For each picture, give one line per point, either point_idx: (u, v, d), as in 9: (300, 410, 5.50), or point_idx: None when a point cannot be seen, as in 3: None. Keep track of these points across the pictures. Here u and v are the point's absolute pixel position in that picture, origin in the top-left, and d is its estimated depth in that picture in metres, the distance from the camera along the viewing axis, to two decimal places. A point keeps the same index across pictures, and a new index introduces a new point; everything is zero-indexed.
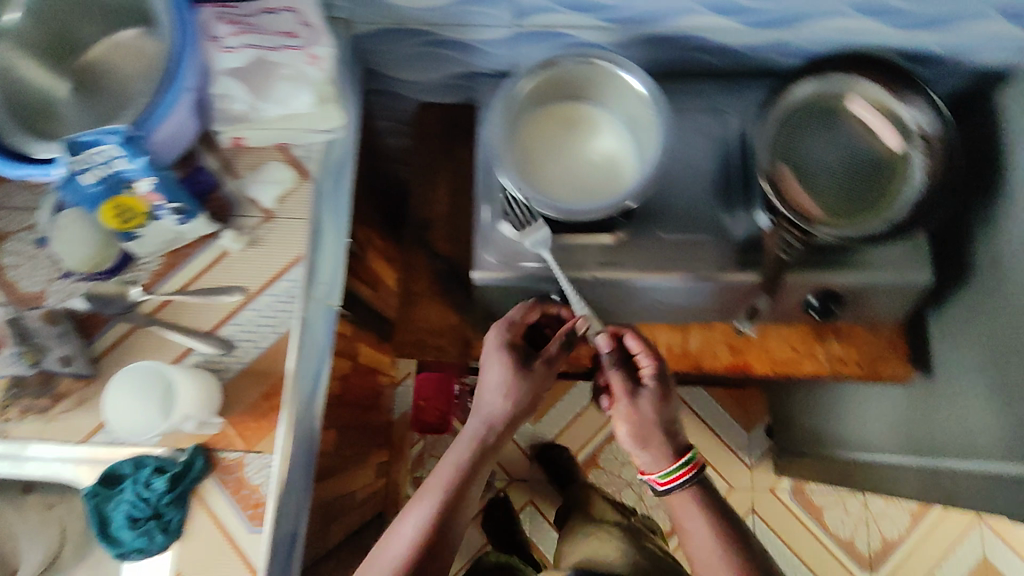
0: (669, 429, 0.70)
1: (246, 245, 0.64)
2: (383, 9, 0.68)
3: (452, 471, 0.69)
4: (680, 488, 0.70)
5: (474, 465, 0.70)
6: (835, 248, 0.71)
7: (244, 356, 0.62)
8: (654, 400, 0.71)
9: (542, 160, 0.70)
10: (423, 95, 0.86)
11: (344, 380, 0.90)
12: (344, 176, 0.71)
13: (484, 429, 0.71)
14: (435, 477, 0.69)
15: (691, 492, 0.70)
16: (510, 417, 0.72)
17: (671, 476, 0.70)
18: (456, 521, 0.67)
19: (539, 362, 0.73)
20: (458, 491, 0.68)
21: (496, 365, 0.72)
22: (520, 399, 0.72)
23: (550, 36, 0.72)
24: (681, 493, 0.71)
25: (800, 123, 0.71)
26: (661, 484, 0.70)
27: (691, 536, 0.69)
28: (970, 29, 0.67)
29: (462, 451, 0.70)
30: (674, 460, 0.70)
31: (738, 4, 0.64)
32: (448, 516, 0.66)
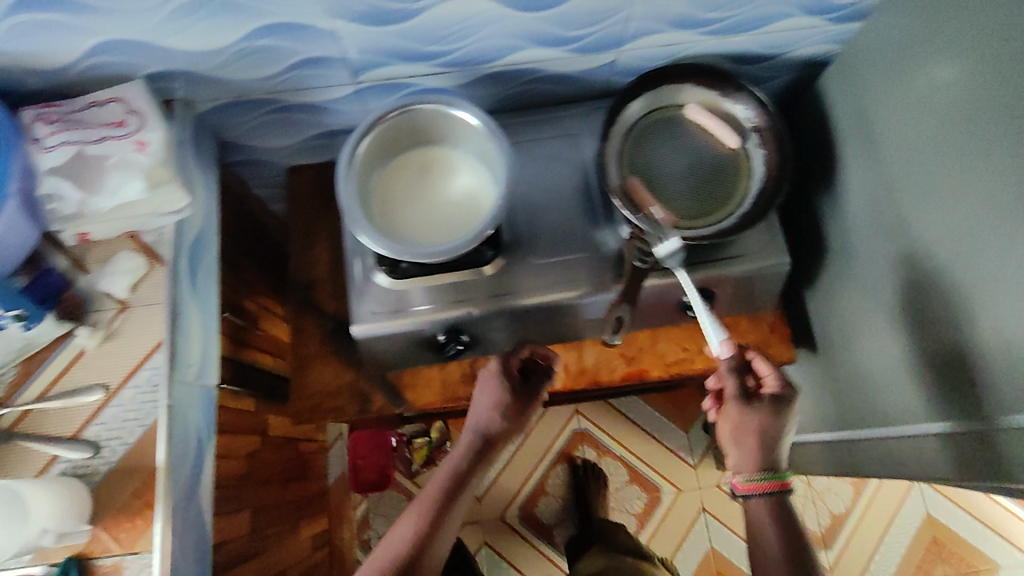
0: (772, 439, 0.65)
1: (102, 340, 0.64)
2: (217, 86, 0.69)
3: (441, 484, 0.67)
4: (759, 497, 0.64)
5: (463, 477, 0.68)
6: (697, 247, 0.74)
7: (112, 455, 0.62)
8: (757, 414, 0.65)
9: (399, 211, 0.69)
10: (289, 160, 0.87)
11: (250, 456, 0.87)
12: (202, 257, 0.71)
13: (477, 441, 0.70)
14: (427, 488, 0.67)
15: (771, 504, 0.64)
16: (498, 438, 0.70)
17: (755, 482, 0.64)
18: (438, 534, 0.63)
19: (528, 392, 0.73)
20: (441, 501, 0.65)
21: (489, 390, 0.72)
22: (512, 420, 0.71)
23: (393, 88, 0.73)
24: (760, 503, 0.65)
25: (646, 135, 0.75)
26: (743, 488, 0.65)
27: (759, 543, 0.63)
28: (780, 28, 0.71)
29: (456, 461, 0.69)
30: (761, 467, 0.64)
31: (558, 34, 0.67)
32: (431, 525, 0.63)
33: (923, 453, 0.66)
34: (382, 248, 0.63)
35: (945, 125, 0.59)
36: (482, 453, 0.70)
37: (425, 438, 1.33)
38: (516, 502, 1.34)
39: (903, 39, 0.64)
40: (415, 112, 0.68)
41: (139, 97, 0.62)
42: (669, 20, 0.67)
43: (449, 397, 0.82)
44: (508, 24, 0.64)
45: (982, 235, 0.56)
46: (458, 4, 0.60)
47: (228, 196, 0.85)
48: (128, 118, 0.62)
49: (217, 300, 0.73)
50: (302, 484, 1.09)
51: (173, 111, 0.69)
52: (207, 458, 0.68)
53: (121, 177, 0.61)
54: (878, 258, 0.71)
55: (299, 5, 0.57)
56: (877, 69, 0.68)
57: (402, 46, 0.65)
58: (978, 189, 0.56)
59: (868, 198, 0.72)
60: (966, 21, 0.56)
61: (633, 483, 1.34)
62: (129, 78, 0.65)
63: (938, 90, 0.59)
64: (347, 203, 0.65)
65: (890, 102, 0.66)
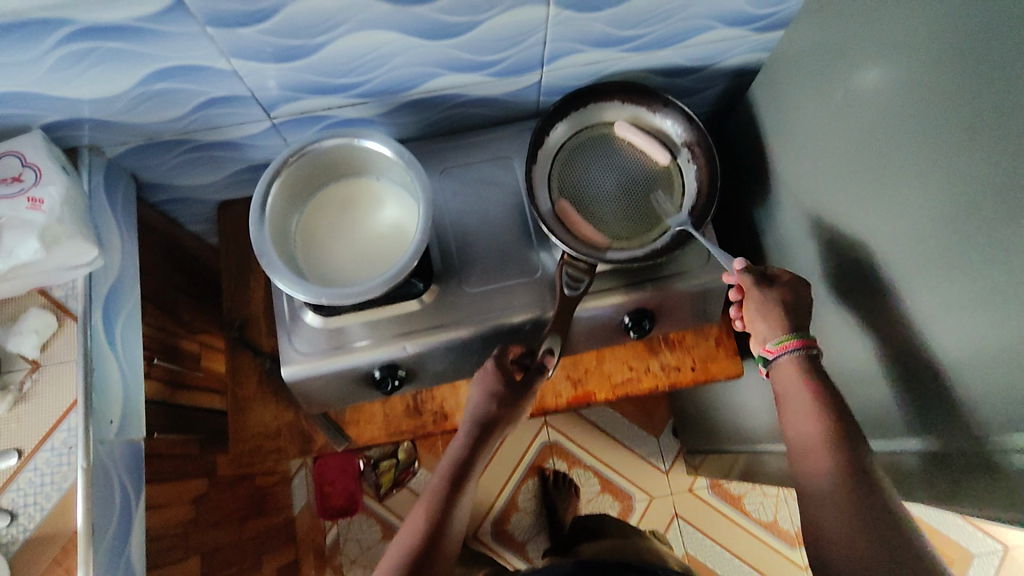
0: (793, 309, 0.62)
1: (15, 403, 0.62)
2: (125, 130, 0.66)
3: (445, 475, 0.66)
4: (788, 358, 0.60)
5: (466, 467, 0.67)
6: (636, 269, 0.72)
7: (28, 521, 0.59)
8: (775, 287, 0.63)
9: (322, 247, 0.67)
10: (218, 195, 0.85)
11: (198, 499, 0.84)
12: (120, 306, 0.69)
13: (472, 434, 0.68)
14: (433, 480, 0.67)
15: (798, 366, 0.59)
16: (497, 424, 0.68)
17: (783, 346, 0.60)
18: (450, 525, 0.63)
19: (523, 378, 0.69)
20: (447, 492, 0.65)
21: (479, 382, 0.69)
22: (509, 407, 0.68)
23: (312, 121, 0.72)
24: (789, 366, 0.60)
25: (575, 156, 0.73)
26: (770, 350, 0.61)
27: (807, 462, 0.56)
28: (702, 41, 0.70)
29: (456, 451, 0.68)
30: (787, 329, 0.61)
31: (472, 61, 0.65)
32: (440, 516, 0.63)
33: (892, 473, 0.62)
34: (300, 292, 0.61)
35: (864, 136, 0.58)
36: (481, 440, 0.68)
37: (393, 460, 1.28)
38: (488, 518, 1.29)
39: (820, 48, 0.63)
40: (328, 145, 0.65)
41: (36, 149, 0.61)
42: (585, 40, 0.66)
43: (393, 430, 0.80)
44: (418, 54, 0.62)
45: (903, 248, 0.55)
46: (360, 37, 0.58)
47: (155, 237, 0.82)
48: (26, 171, 0.60)
49: (139, 350, 0.72)
50: (265, 518, 1.06)
51: (80, 158, 0.68)
52: (137, 510, 0.67)
53: (17, 235, 0.57)
54: (813, 268, 0.70)
55: (192, 46, 0.55)
56: (798, 78, 0.67)
57: (312, 81, 0.64)
58: (899, 201, 0.55)
59: (801, 207, 0.71)
60: (875, 31, 0.55)
61: (605, 492, 1.31)
62: (27, 128, 0.63)
63: (857, 100, 0.58)
64: (262, 247, 0.62)
65: (813, 111, 0.65)
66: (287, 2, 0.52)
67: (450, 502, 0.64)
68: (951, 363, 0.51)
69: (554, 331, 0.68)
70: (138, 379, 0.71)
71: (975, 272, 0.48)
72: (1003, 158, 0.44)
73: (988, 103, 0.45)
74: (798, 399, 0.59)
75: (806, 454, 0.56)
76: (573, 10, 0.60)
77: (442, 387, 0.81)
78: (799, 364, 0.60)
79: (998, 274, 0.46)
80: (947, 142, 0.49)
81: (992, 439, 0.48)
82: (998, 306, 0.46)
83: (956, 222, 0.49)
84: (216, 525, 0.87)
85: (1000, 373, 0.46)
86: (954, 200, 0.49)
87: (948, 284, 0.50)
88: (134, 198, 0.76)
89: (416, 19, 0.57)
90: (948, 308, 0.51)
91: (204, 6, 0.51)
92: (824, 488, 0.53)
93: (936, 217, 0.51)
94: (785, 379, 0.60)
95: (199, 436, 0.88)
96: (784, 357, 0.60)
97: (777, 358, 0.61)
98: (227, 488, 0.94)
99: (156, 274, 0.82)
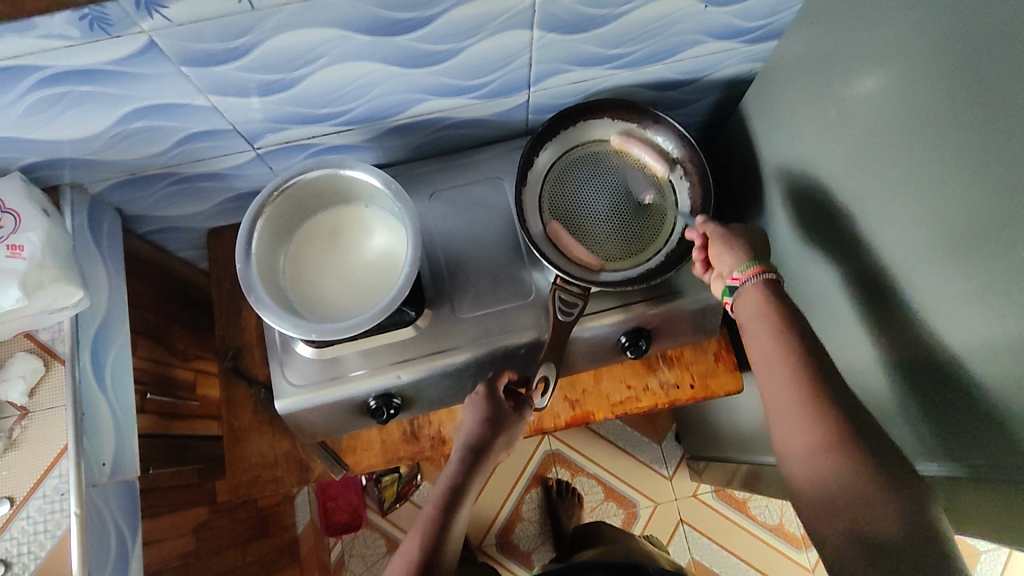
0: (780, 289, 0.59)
1: (5, 449, 0.61)
2: (106, 167, 0.65)
3: (437, 501, 0.64)
4: (751, 282, 0.59)
5: (459, 491, 0.65)
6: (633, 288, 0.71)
7: (23, 570, 0.59)
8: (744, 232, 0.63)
9: (312, 278, 0.66)
10: (208, 223, 0.84)
11: (199, 528, 0.82)
12: (108, 345, 0.69)
13: (465, 459, 0.66)
14: (425, 507, 0.64)
15: (761, 289, 0.58)
16: (489, 450, 0.67)
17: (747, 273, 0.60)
18: (444, 551, 0.61)
19: (511, 405, 0.69)
20: (440, 517, 0.63)
21: (471, 409, 0.69)
22: (500, 433, 0.67)
23: (298, 149, 0.71)
24: (752, 290, 0.59)
25: (566, 175, 0.72)
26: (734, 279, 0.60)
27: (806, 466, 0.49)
28: (693, 55, 0.69)
29: (448, 477, 0.66)
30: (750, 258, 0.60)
31: (458, 83, 0.65)
32: (435, 539, 0.61)
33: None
34: (289, 328, 0.60)
35: (857, 152, 0.57)
36: (473, 465, 0.66)
37: (394, 475, 1.26)
38: (493, 529, 1.29)
39: (809, 61, 0.62)
40: (315, 176, 0.64)
41: (14, 194, 0.59)
42: (572, 58, 0.65)
43: (391, 456, 0.80)
44: (403, 79, 0.62)
45: (905, 267, 0.54)
46: (341, 68, 0.58)
47: (145, 267, 0.81)
48: (5, 217, 0.59)
49: (129, 387, 0.71)
50: (269, 540, 1.05)
51: (62, 196, 0.67)
52: (134, 549, 0.66)
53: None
54: (812, 281, 0.69)
55: (168, 85, 0.55)
56: (787, 91, 0.66)
57: (296, 111, 0.63)
58: (897, 219, 0.54)
59: (795, 220, 0.70)
60: (863, 47, 0.54)
61: (609, 500, 1.30)
62: (4, 171, 0.62)
63: (847, 116, 0.58)
64: (250, 285, 0.61)
65: (805, 124, 0.64)
66: (265, 37, 0.51)
67: (444, 526, 0.62)
68: (956, 385, 0.50)
69: (548, 359, 0.68)
70: (130, 416, 0.70)
71: (977, 292, 0.47)
72: (999, 179, 0.43)
73: (978, 122, 0.44)
74: (787, 407, 0.52)
75: (813, 462, 0.49)
76: (558, 31, 0.60)
77: (439, 411, 0.80)
78: (765, 289, 0.58)
79: (1002, 296, 0.45)
80: (943, 161, 0.48)
81: (998, 460, 0.48)
82: (1003, 329, 0.45)
83: (958, 243, 0.48)
84: (220, 553, 0.85)
85: (1006, 398, 0.45)
86: (954, 220, 0.48)
87: (953, 305, 0.49)
88: (120, 231, 0.75)
89: (396, 49, 0.57)
90: (952, 328, 0.50)
91: (177, 46, 0.50)
92: (845, 499, 0.46)
93: (936, 236, 0.50)
94: (771, 380, 0.54)
95: (198, 465, 0.86)
96: (750, 283, 0.59)
97: (743, 284, 0.60)
98: (229, 514, 0.92)
99: (148, 305, 0.81)
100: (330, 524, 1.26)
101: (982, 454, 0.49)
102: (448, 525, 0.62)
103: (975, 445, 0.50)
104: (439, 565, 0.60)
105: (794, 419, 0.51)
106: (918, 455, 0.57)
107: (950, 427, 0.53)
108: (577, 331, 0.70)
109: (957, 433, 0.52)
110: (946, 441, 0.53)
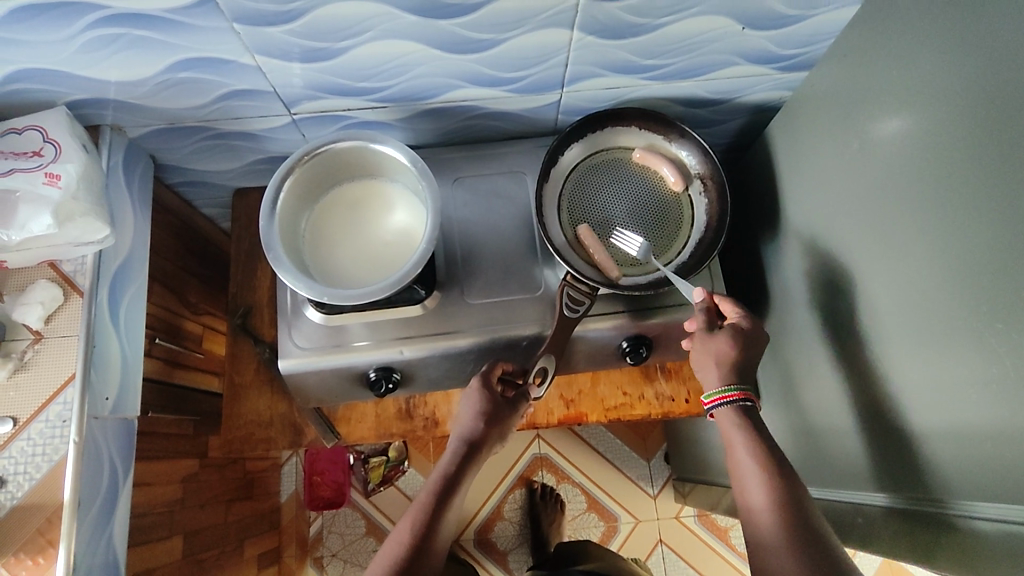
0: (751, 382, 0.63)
1: (13, 372, 0.63)
2: (147, 114, 0.68)
3: (431, 491, 0.64)
4: (722, 408, 0.62)
5: (455, 481, 0.65)
6: (649, 295, 0.72)
7: (17, 489, 0.60)
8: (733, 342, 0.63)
9: (330, 247, 0.68)
10: (236, 183, 0.86)
11: (188, 479, 0.83)
12: (127, 284, 0.71)
13: (458, 452, 0.67)
14: (418, 496, 0.64)
15: (731, 416, 0.61)
16: (484, 443, 0.67)
17: (717, 397, 0.62)
18: (437, 538, 0.62)
19: (510, 398, 0.69)
20: (434, 505, 0.63)
21: (470, 403, 0.69)
22: (499, 428, 0.68)
23: (332, 120, 0.73)
24: (726, 416, 0.62)
25: (588, 180, 0.74)
26: (707, 404, 0.63)
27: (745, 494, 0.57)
28: (726, 75, 0.71)
29: (442, 469, 0.66)
30: (722, 381, 0.62)
31: (495, 74, 0.67)
32: (427, 527, 0.61)
33: (866, 521, 0.62)
34: (303, 288, 0.61)
35: (871, 186, 0.58)
36: (469, 458, 0.67)
37: (382, 457, 1.27)
38: (472, 525, 1.29)
39: (834, 94, 0.63)
40: (346, 146, 0.66)
41: (57, 126, 0.62)
42: (607, 65, 0.67)
43: (383, 431, 0.83)
44: (442, 63, 0.64)
45: (908, 305, 0.54)
46: (384, 45, 0.60)
47: (169, 216, 0.84)
48: (46, 146, 0.61)
49: (140, 332, 0.73)
50: (251, 504, 1.06)
51: (101, 136, 0.69)
52: (124, 487, 0.67)
53: (32, 211, 0.59)
54: (810, 311, 0.70)
55: (218, 40, 0.57)
56: (810, 122, 0.68)
57: (336, 82, 0.65)
58: (903, 257, 0.54)
59: (802, 249, 0.71)
60: (887, 85, 0.55)
61: (592, 511, 1.31)
62: (52, 104, 0.65)
63: (866, 151, 0.58)
64: (269, 243, 0.62)
65: (824, 155, 0.65)
66: (314, 4, 0.53)
67: (439, 516, 0.62)
68: (941, 423, 0.51)
69: (550, 352, 0.69)
70: (135, 358, 0.72)
71: (973, 334, 0.47)
72: (1007, 220, 0.44)
73: (991, 163, 0.45)
74: (753, 478, 0.57)
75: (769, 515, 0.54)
76: (599, 36, 0.62)
77: (437, 393, 0.83)
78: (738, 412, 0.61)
79: (996, 340, 0.45)
80: (953, 202, 0.48)
81: (976, 502, 0.48)
82: (993, 370, 0.45)
83: (958, 288, 0.48)
84: (203, 507, 0.86)
85: (992, 441, 0.46)
86: (959, 261, 0.48)
87: (949, 345, 0.50)
88: (151, 179, 0.77)
89: (441, 33, 0.59)
90: (948, 368, 0.50)
91: (234, 2, 0.52)
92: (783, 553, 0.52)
93: (941, 279, 0.50)
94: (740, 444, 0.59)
95: (194, 417, 0.87)
96: (719, 409, 0.62)
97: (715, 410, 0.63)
98: (219, 472, 0.93)
99: (167, 254, 0.83)
100: (313, 498, 1.27)
101: (954, 493, 0.50)
102: (440, 515, 0.63)
103: (950, 486, 0.50)
104: (430, 552, 0.61)
105: (755, 486, 0.56)
106: (892, 492, 0.58)
107: (923, 466, 0.53)
108: (581, 330, 0.71)
109: (934, 474, 0.52)
110: (920, 480, 0.54)
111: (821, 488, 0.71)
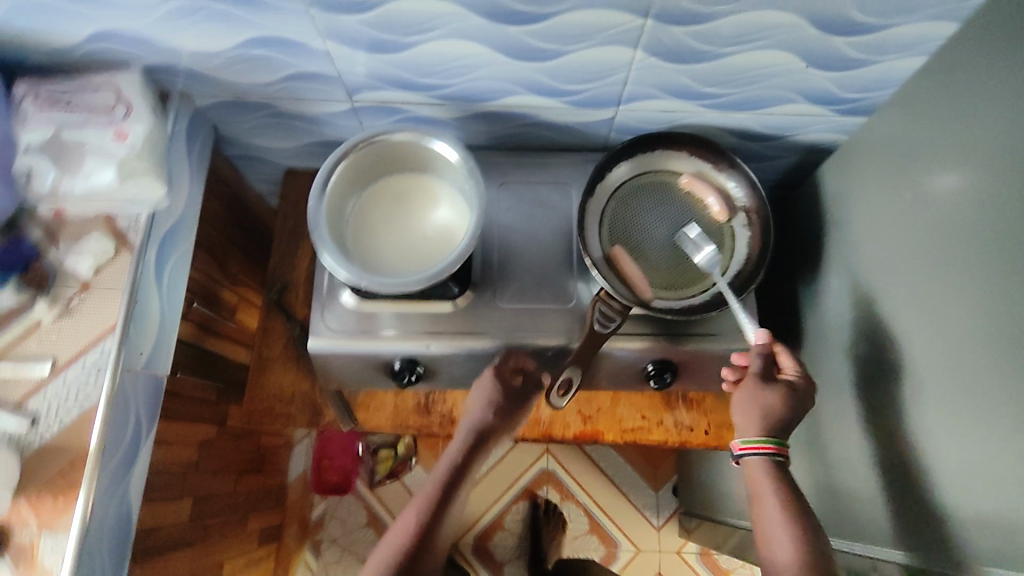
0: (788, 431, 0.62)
1: (58, 316, 0.66)
2: (215, 85, 0.70)
3: (438, 482, 0.66)
4: (756, 458, 0.61)
5: (461, 472, 0.67)
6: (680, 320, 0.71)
7: (46, 430, 0.62)
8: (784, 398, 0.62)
9: (373, 234, 0.69)
10: (289, 162, 0.88)
11: (204, 444, 0.84)
12: (174, 246, 0.73)
13: (467, 442, 0.68)
14: (424, 484, 0.66)
15: (764, 467, 0.60)
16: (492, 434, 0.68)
17: (751, 445, 0.61)
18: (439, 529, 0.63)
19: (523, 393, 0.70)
20: (439, 496, 0.64)
21: (483, 393, 0.70)
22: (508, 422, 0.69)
23: (390, 112, 0.75)
24: (756, 467, 0.61)
25: (632, 199, 0.74)
26: (740, 450, 0.62)
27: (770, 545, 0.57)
28: (784, 111, 0.71)
29: (450, 457, 0.67)
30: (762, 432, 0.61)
31: (554, 85, 0.68)
32: (432, 517, 0.63)
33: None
34: (343, 271, 0.62)
35: (920, 238, 0.57)
36: (477, 448, 0.68)
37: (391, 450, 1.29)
38: (472, 530, 1.29)
39: (893, 141, 0.63)
40: (402, 138, 0.68)
41: (131, 88, 0.66)
42: (666, 88, 0.68)
43: (399, 423, 0.83)
44: (504, 68, 0.65)
45: (947, 362, 0.53)
46: (451, 44, 0.61)
47: (221, 187, 0.86)
48: (118, 106, 0.65)
49: (180, 293, 0.75)
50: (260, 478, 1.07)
51: (170, 102, 0.71)
52: (146, 441, 0.69)
53: (98, 163, 0.63)
54: (843, 357, 0.69)
55: (294, 22, 0.59)
56: (864, 167, 0.67)
57: (399, 75, 0.67)
58: (947, 314, 0.53)
59: (842, 294, 0.70)
60: (949, 137, 0.55)
61: (593, 533, 1.29)
62: (128, 66, 0.67)
63: (920, 201, 0.58)
64: (316, 223, 0.64)
65: (875, 201, 0.65)
66: None
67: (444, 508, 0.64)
68: (968, 487, 0.50)
69: (574, 364, 0.69)
70: (173, 318, 0.74)
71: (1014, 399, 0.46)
72: None
73: None
74: (779, 532, 0.57)
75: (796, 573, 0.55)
76: (662, 58, 0.62)
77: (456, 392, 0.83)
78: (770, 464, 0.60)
79: None
80: (1006, 263, 0.47)
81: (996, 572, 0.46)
82: None
83: (1003, 350, 0.47)
84: (215, 474, 0.88)
85: None
86: (1007, 323, 0.47)
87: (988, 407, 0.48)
88: (210, 149, 0.80)
89: (507, 38, 0.60)
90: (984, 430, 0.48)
91: None
92: None
93: (986, 339, 0.49)
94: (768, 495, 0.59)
95: (218, 384, 0.89)
96: (750, 458, 0.61)
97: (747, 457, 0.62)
98: (234, 442, 0.95)
99: (215, 223, 0.85)
100: (319, 482, 1.29)
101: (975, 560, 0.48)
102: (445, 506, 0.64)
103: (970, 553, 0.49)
104: (433, 545, 0.62)
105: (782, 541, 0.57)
106: (909, 552, 0.56)
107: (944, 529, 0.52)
108: (608, 347, 0.71)
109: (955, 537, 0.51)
110: (940, 542, 0.52)
111: (835, 536, 0.70)
